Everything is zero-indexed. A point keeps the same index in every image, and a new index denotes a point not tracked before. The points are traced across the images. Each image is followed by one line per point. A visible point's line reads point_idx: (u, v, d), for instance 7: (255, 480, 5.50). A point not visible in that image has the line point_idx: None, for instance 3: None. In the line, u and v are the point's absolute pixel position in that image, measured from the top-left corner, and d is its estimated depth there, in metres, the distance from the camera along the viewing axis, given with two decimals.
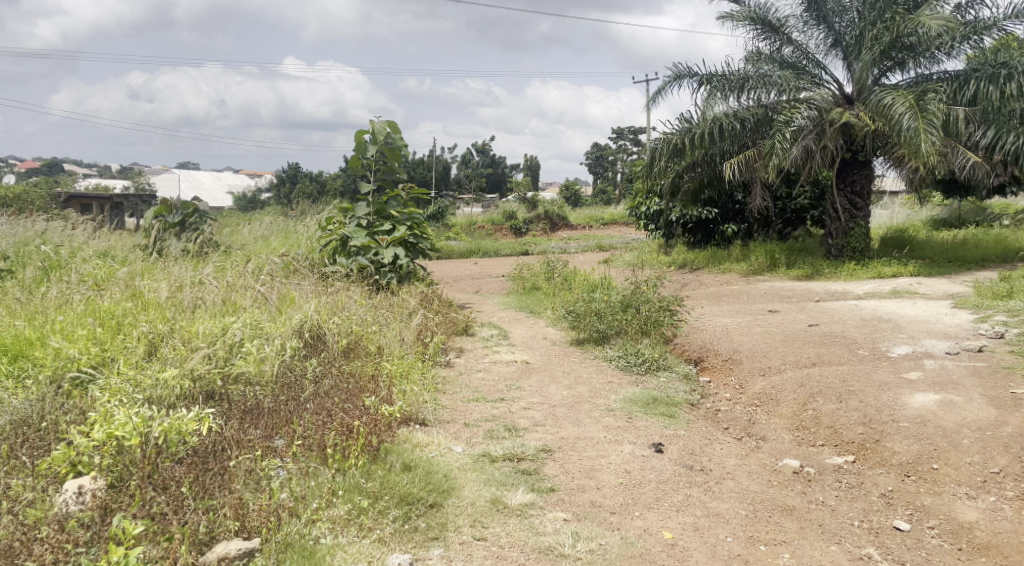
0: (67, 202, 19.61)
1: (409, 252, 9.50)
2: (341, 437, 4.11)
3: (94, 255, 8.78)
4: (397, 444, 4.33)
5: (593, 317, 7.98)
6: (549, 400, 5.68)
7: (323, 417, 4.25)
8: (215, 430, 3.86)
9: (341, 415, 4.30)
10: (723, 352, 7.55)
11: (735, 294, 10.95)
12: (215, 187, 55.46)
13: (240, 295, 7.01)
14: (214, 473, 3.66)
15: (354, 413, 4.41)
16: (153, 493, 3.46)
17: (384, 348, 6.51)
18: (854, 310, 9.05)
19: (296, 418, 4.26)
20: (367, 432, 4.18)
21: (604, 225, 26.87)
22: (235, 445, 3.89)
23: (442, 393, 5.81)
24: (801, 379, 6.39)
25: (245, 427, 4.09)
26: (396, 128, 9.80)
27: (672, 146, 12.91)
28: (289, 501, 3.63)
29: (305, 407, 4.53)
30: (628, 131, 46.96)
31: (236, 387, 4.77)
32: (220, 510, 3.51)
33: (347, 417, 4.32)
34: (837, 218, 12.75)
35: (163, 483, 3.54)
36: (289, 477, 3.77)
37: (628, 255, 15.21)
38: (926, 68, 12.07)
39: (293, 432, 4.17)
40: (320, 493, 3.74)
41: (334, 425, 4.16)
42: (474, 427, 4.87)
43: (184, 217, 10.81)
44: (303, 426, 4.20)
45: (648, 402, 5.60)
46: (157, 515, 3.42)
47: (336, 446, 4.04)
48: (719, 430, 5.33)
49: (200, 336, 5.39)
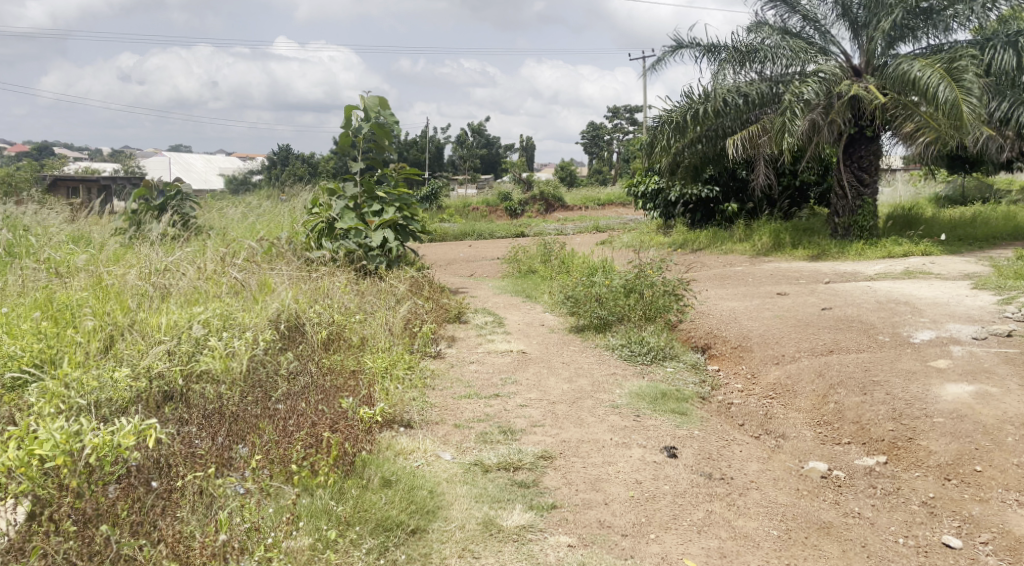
0: (53, 186, 19.08)
1: (399, 235, 8.96)
2: (309, 449, 3.65)
3: (64, 240, 8.28)
4: (377, 453, 3.86)
5: (593, 303, 7.50)
6: (548, 396, 5.19)
7: (291, 426, 3.77)
8: (161, 444, 3.41)
9: (312, 423, 3.81)
10: (732, 339, 7.08)
11: (740, 276, 10.47)
12: (207, 169, 54.81)
13: (215, 282, 6.56)
14: (154, 500, 3.21)
15: (327, 417, 3.93)
16: (76, 527, 2.99)
17: (369, 340, 6.03)
18: (869, 292, 8.57)
19: (264, 425, 3.78)
20: (342, 442, 3.71)
21: (601, 205, 26.35)
22: (186, 461, 3.44)
23: (432, 390, 5.32)
24: (820, 367, 5.91)
25: (202, 437, 3.63)
26: (387, 104, 9.23)
27: (672, 123, 12.39)
28: (243, 533, 3.12)
29: (274, 410, 4.05)
30: (624, 109, 46.31)
31: (197, 387, 4.31)
32: (156, 548, 3.05)
33: (319, 424, 3.83)
34: (844, 195, 12.24)
35: (88, 516, 3.06)
36: (244, 502, 3.24)
37: (626, 236, 14.73)
38: (939, 38, 11.55)
39: (257, 442, 3.69)
40: (279, 523, 3.23)
41: (301, 436, 3.68)
42: (465, 429, 4.39)
43: (165, 199, 10.30)
44: (270, 435, 3.72)
45: (657, 397, 5.12)
46: (69, 560, 2.92)
47: (303, 462, 3.56)
48: (735, 428, 4.85)
49: (161, 328, 4.95)
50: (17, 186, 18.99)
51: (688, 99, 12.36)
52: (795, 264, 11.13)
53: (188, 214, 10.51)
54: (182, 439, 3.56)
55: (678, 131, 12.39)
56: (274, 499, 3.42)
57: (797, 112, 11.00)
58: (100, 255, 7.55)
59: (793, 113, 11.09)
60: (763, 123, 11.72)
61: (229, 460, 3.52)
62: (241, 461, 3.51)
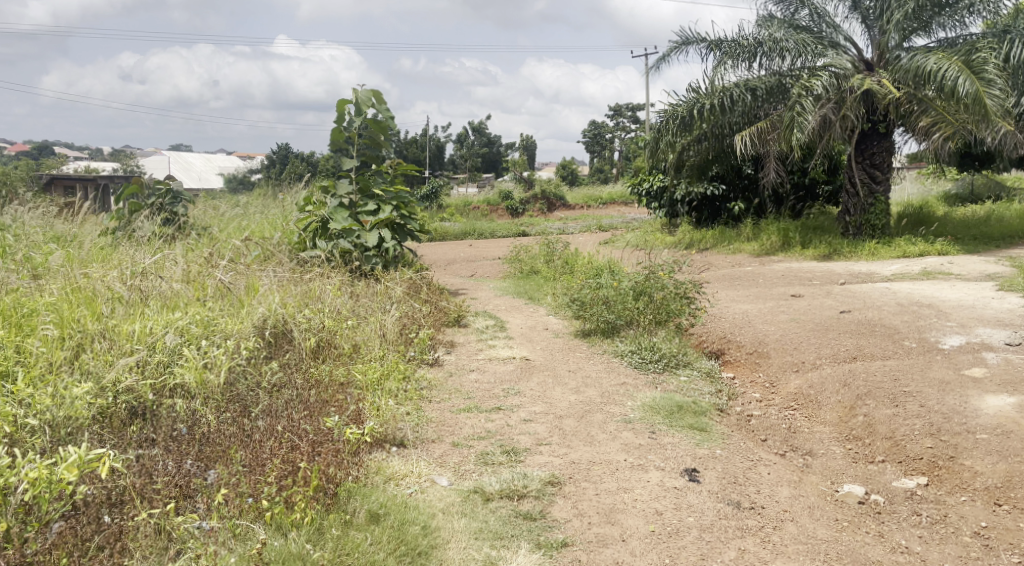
0: (49, 184, 18.66)
1: (396, 234, 8.55)
2: (283, 479, 3.30)
3: (42, 242, 7.89)
4: (364, 480, 3.50)
5: (600, 306, 7.10)
6: (554, 409, 4.78)
7: (264, 454, 3.43)
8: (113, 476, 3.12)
9: (288, 450, 3.47)
10: (746, 344, 6.69)
11: (750, 276, 10.07)
12: (209, 168, 54.37)
13: (199, 285, 6.16)
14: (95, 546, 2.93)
15: (307, 440, 3.56)
16: None
17: (361, 349, 5.64)
18: (888, 294, 8.16)
19: (235, 450, 3.46)
20: (323, 469, 3.36)
21: (603, 203, 25.93)
22: (140, 496, 3.17)
23: (428, 402, 4.92)
24: (845, 377, 5.50)
25: (163, 466, 3.31)
26: (380, 97, 8.82)
27: (678, 118, 11.99)
28: None
29: (249, 432, 3.71)
30: (626, 107, 45.89)
31: (168, 403, 3.93)
32: None
33: (298, 449, 3.49)
34: (855, 193, 11.82)
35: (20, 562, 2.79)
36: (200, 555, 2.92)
37: (631, 235, 14.33)
38: (953, 31, 11.17)
39: (226, 472, 3.34)
40: None
41: (273, 466, 3.34)
42: (464, 449, 3.99)
43: (155, 198, 9.92)
44: (243, 462, 3.39)
45: (672, 410, 4.72)
46: None
47: (276, 497, 3.21)
48: (758, 445, 4.45)
49: (132, 336, 4.59)
50: (13, 186, 18.63)
51: (694, 94, 11.96)
52: (806, 265, 10.73)
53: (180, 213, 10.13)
54: (139, 470, 3.26)
55: (685, 126, 11.99)
56: (242, 541, 3.08)
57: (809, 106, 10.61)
58: (79, 257, 7.17)
59: (806, 107, 10.70)
60: (772, 118, 11.32)
61: (186, 493, 3.24)
62: (204, 501, 3.21)
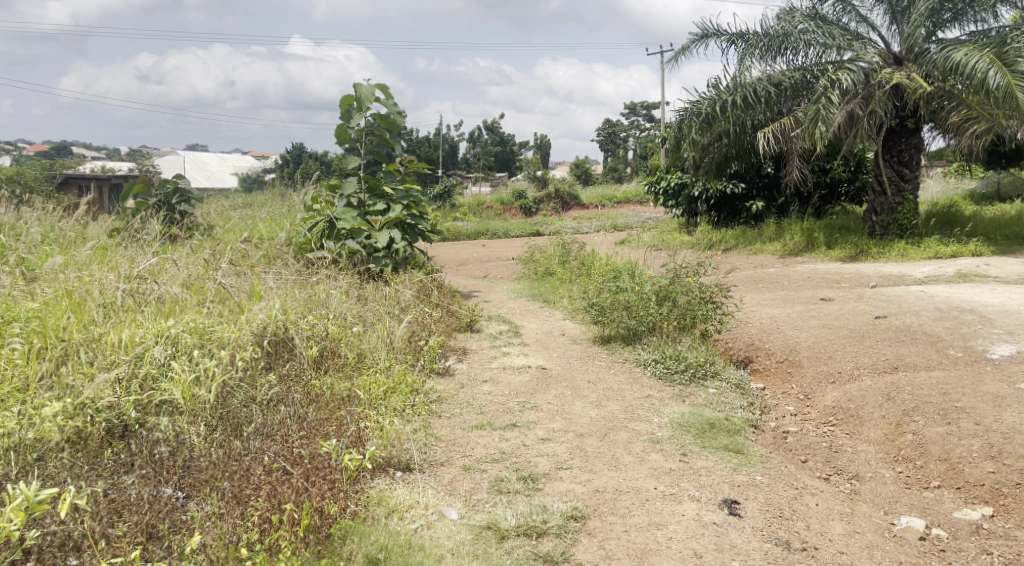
0: (60, 183, 18.36)
1: (406, 234, 8.18)
2: (269, 516, 3.00)
3: (34, 243, 7.55)
4: (361, 518, 3.19)
5: (621, 311, 6.71)
6: (574, 426, 4.38)
7: (247, 489, 3.10)
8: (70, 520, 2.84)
9: (276, 484, 3.13)
10: (776, 352, 6.28)
11: (775, 278, 9.64)
12: (222, 168, 54.16)
13: (198, 289, 5.82)
14: None
15: (299, 469, 3.22)
16: None
17: (367, 358, 5.28)
18: (924, 298, 7.71)
19: (219, 483, 3.16)
20: (312, 511, 3.06)
21: (618, 203, 25.47)
22: (103, 540, 2.89)
23: (437, 419, 4.54)
24: (889, 389, 5.06)
25: (131, 500, 3.01)
26: (386, 92, 8.44)
27: (699, 114, 11.58)
28: None
29: (234, 456, 3.37)
30: (640, 105, 45.43)
31: (152, 420, 3.59)
32: None
33: (288, 482, 3.15)
34: (882, 192, 11.36)
35: None
36: None
37: (648, 235, 13.88)
38: (984, 22, 10.67)
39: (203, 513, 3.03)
40: None
41: (258, 506, 3.02)
42: (476, 474, 3.63)
43: (163, 197, 9.61)
44: (221, 499, 3.07)
45: (704, 428, 4.32)
46: None
47: (259, 544, 2.92)
48: (800, 468, 4.06)
49: (117, 347, 4.27)
50: (23, 185, 18.38)
51: (716, 89, 11.55)
52: (833, 266, 10.29)
53: (186, 212, 9.80)
54: (107, 508, 2.96)
55: (707, 122, 11.58)
56: None
57: (832, 102, 10.23)
58: (70, 258, 6.82)
59: (829, 102, 10.33)
60: (796, 114, 10.88)
61: (156, 533, 2.94)
62: (173, 547, 2.90)
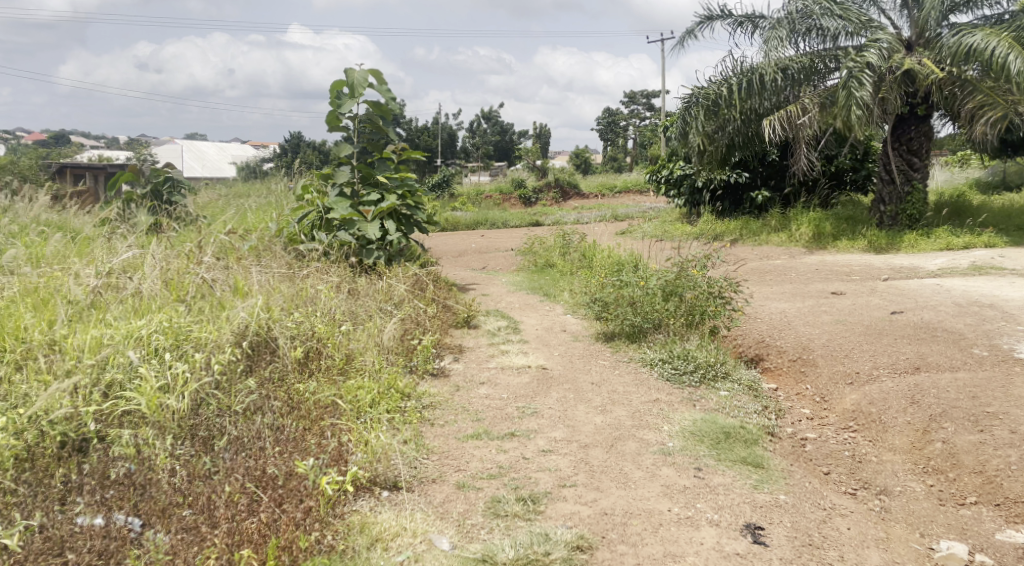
0: (53, 171, 18.03)
1: (401, 225, 7.82)
2: (227, 557, 2.78)
3: (10, 235, 7.23)
4: (338, 553, 2.92)
5: (626, 308, 6.37)
6: (578, 436, 4.05)
7: (201, 528, 2.86)
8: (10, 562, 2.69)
9: (234, 523, 2.89)
10: (789, 350, 5.94)
11: (782, 270, 9.30)
12: (218, 157, 53.68)
13: (178, 285, 5.48)
14: None
15: (269, 497, 3.01)
16: None
17: (356, 360, 4.94)
18: (941, 292, 7.35)
19: (170, 516, 2.94)
20: (278, 548, 2.81)
21: (618, 192, 25.07)
22: None
23: (429, 427, 4.19)
24: (913, 391, 4.72)
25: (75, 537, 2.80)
26: (379, 77, 8.08)
27: (707, 99, 11.17)
28: None
29: (193, 485, 3.11)
30: (641, 94, 44.97)
31: (113, 434, 3.35)
32: None
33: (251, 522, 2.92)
34: (890, 180, 10.94)
35: None
36: None
37: (650, 225, 13.52)
38: (999, 6, 10.26)
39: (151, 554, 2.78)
40: None
41: (212, 549, 2.77)
42: (471, 493, 3.32)
43: (151, 186, 9.25)
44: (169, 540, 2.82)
45: (719, 439, 3.99)
46: None
47: None
48: (825, 484, 3.75)
49: (80, 351, 3.96)
50: (18, 174, 18.05)
51: (724, 75, 11.12)
52: (843, 257, 9.95)
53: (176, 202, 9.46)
54: (45, 549, 2.76)
55: (716, 108, 11.17)
56: None
57: (863, 82, 9.76)
58: (41, 252, 6.49)
59: (858, 83, 9.82)
60: (805, 101, 10.44)
61: None
62: None
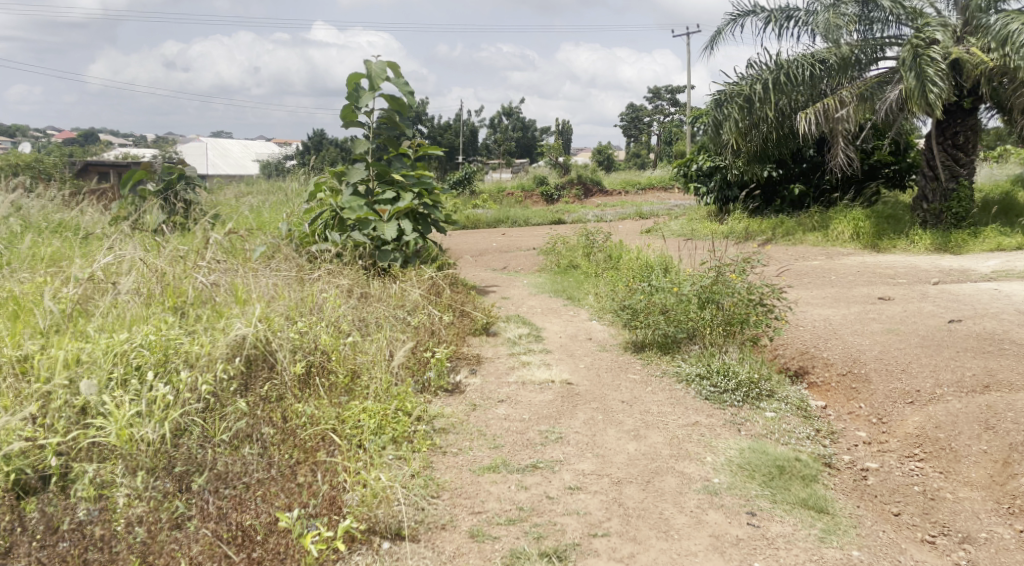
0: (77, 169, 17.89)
1: (417, 225, 7.33)
2: None
3: (5, 235, 6.82)
4: None
5: (658, 316, 5.84)
6: (609, 469, 3.59)
7: None
8: None
9: None
10: (837, 363, 5.36)
11: (821, 271, 8.73)
12: (240, 155, 53.54)
13: (175, 291, 4.98)
14: None
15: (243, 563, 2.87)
16: None
17: (363, 375, 4.45)
18: (1000, 298, 6.75)
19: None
20: None
21: (642, 190, 24.45)
22: None
23: (441, 456, 3.72)
24: (988, 405, 4.18)
25: None
26: (397, 70, 7.62)
27: (742, 99, 10.41)
28: None
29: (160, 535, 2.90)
30: (665, 89, 44.25)
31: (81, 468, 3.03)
32: None
33: None
34: (935, 177, 10.31)
35: None
36: None
37: (677, 223, 12.92)
38: None
39: None
40: None
41: None
42: (487, 545, 3.06)
43: (165, 183, 8.74)
44: None
45: (772, 474, 3.55)
46: None
47: None
48: (915, 545, 3.27)
49: (48, 372, 3.49)
50: (37, 172, 17.77)
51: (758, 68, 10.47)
52: (883, 257, 9.41)
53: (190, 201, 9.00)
54: None
55: (752, 107, 10.42)
56: None
57: (937, 55, 8.94)
58: (33, 254, 6.08)
59: (921, 62, 9.06)
60: (842, 94, 9.79)
61: None
62: None
